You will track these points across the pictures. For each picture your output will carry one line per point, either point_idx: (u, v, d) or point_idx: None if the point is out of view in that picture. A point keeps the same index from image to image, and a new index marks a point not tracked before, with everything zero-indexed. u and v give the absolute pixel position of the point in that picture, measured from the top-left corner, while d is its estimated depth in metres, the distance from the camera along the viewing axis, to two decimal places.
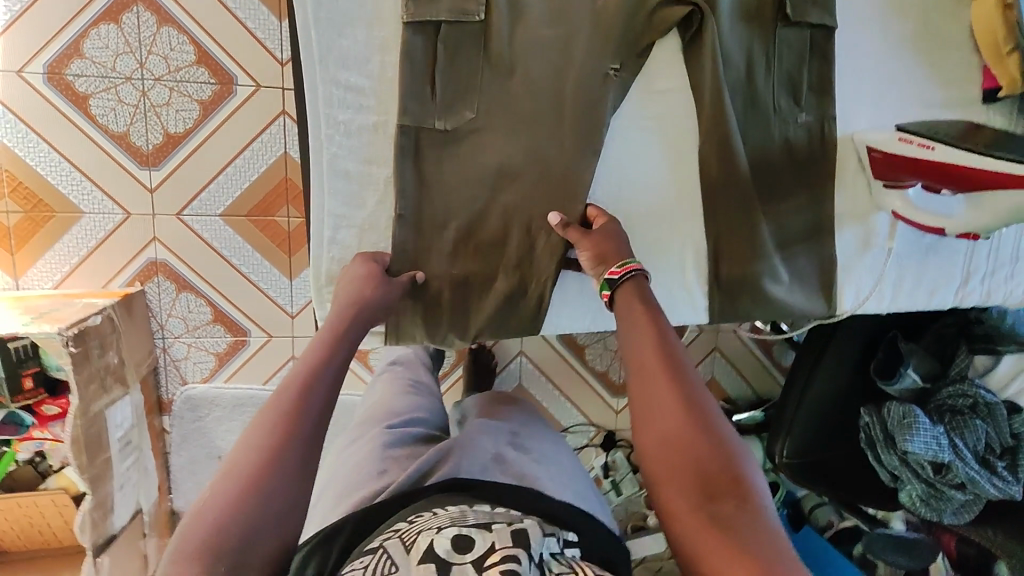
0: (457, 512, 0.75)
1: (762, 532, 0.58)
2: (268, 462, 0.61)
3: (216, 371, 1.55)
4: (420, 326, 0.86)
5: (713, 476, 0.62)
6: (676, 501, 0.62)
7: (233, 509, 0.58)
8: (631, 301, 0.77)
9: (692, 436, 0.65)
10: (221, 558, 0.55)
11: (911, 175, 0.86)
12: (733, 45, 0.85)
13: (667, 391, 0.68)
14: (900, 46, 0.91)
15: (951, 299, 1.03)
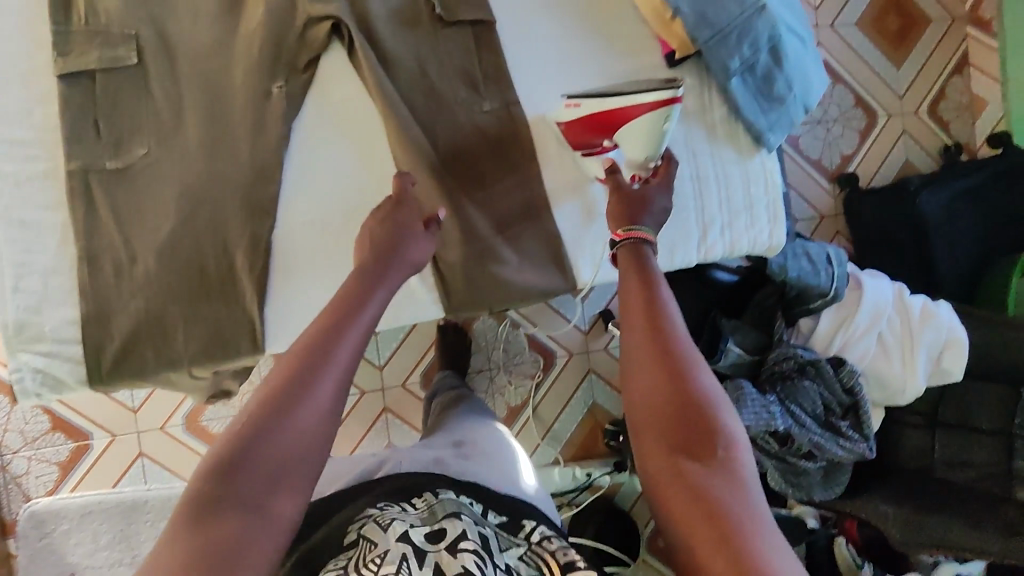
0: (427, 510, 0.76)
1: (737, 487, 0.64)
2: (278, 405, 0.62)
3: (61, 481, 1.50)
4: (124, 365, 0.84)
5: (682, 424, 0.67)
6: (649, 450, 0.68)
7: (269, 437, 0.61)
8: (628, 262, 0.79)
9: (666, 384, 0.69)
10: (229, 498, 0.58)
11: (588, 141, 0.93)
12: (397, 48, 0.91)
13: (654, 346, 0.72)
14: (569, 30, 1.00)
15: (696, 256, 1.06)
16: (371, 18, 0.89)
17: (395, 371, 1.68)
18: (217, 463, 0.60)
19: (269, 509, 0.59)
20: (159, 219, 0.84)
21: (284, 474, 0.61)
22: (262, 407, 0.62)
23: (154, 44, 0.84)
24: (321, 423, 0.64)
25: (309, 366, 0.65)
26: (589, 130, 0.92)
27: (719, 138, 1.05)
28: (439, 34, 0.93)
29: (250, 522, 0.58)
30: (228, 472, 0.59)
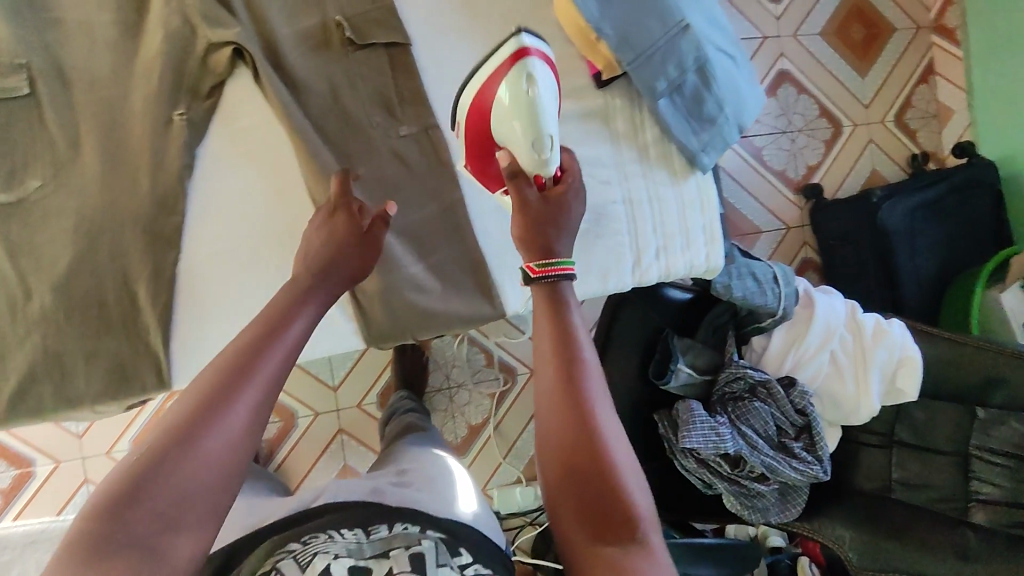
0: (354, 539, 0.71)
1: (649, 561, 0.60)
2: (176, 447, 0.55)
3: (4, 509, 1.47)
4: (20, 405, 0.81)
5: (599, 482, 0.62)
6: (565, 513, 0.63)
7: (164, 490, 0.54)
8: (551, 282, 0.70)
9: (585, 434, 0.63)
10: (117, 552, 0.50)
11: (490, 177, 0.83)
12: (307, 74, 0.89)
13: (578, 388, 0.65)
14: (491, 50, 0.97)
15: (630, 280, 1.03)
16: (278, 45, 0.88)
17: (350, 391, 1.64)
18: (109, 515, 0.52)
19: (161, 551, 0.52)
20: (55, 253, 0.81)
21: (195, 532, 0.54)
22: (165, 453, 0.55)
23: (48, 74, 0.81)
24: (237, 474, 0.57)
25: (217, 400, 0.58)
26: (481, 163, 0.82)
27: (651, 160, 1.03)
28: (350, 57, 0.91)
29: (147, 568, 0.51)
30: (120, 524, 0.52)
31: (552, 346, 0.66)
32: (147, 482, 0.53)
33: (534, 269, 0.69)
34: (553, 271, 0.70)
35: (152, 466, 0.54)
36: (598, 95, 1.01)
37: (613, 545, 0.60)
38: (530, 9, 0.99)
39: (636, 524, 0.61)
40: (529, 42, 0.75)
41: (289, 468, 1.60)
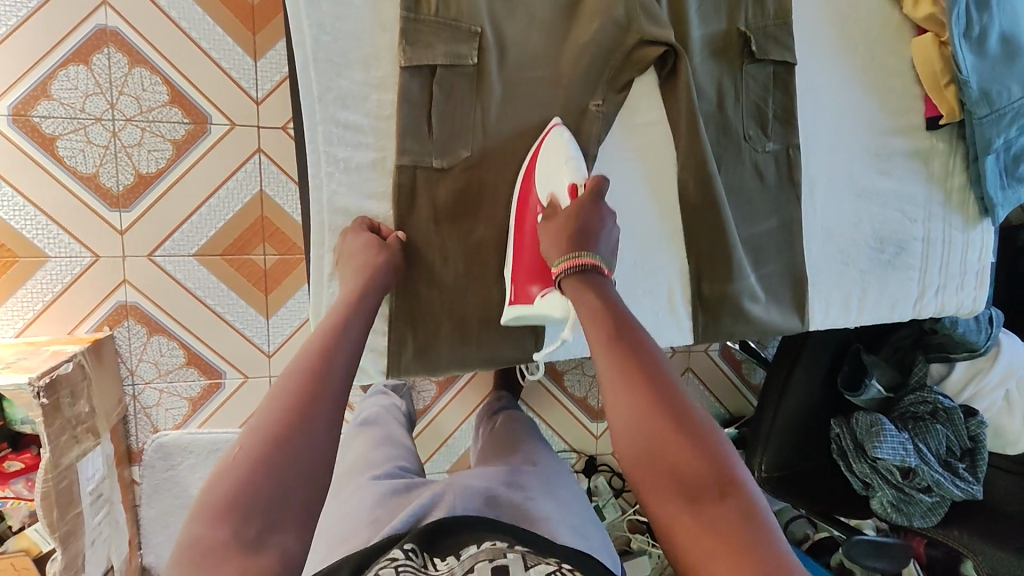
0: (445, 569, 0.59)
1: (769, 536, 0.48)
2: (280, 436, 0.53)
3: (190, 416, 1.49)
4: (415, 358, 0.85)
5: (702, 484, 0.52)
6: (662, 507, 0.52)
7: (257, 469, 0.51)
8: (579, 296, 0.69)
9: (678, 437, 0.54)
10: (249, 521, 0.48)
11: (545, 276, 0.79)
12: (704, 78, 0.91)
13: (639, 394, 0.58)
14: (849, 79, 1.00)
15: (910, 311, 1.11)
16: (690, 47, 0.89)
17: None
18: (219, 501, 0.49)
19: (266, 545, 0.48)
20: (473, 223, 0.84)
21: (280, 515, 0.50)
22: (259, 443, 0.52)
23: (494, 44, 0.81)
24: (289, 449, 0.53)
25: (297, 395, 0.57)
26: (534, 260, 0.80)
27: (952, 205, 1.09)
28: (743, 69, 0.93)
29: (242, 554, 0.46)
30: (229, 511, 0.49)
31: (609, 364, 0.61)
32: (235, 467, 0.51)
33: (562, 270, 0.71)
34: (570, 272, 0.71)
35: (229, 467, 0.51)
36: (926, 136, 1.06)
37: (740, 550, 0.47)
38: (889, 44, 1.02)
39: (760, 524, 0.49)
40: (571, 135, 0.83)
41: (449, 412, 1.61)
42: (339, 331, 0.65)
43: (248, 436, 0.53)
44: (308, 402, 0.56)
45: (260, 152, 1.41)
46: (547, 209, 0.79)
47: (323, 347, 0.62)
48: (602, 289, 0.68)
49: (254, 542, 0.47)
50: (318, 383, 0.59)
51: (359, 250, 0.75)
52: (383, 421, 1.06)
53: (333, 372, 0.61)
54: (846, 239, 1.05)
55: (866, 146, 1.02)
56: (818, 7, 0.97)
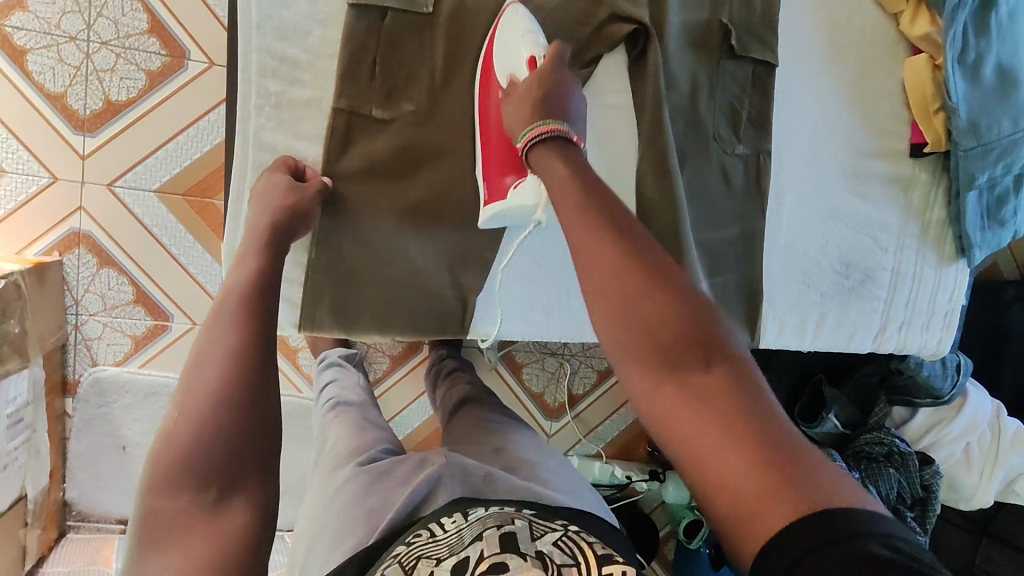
0: (453, 527, 0.58)
1: (752, 390, 0.48)
2: (216, 392, 0.54)
3: (132, 355, 1.46)
4: (328, 313, 0.81)
5: (680, 342, 0.50)
6: (645, 377, 0.51)
7: (199, 430, 0.53)
8: (548, 161, 0.64)
9: (657, 290, 0.52)
10: (208, 485, 0.52)
11: (518, 165, 0.73)
12: (678, 68, 0.87)
13: (611, 249, 0.55)
14: (835, 91, 0.95)
15: (869, 344, 1.06)
16: (666, 32, 0.84)
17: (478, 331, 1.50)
18: (169, 471, 0.51)
19: (223, 511, 0.51)
20: (410, 183, 0.81)
21: (230, 471, 0.53)
22: (198, 413, 0.53)
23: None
24: (227, 408, 0.54)
25: (227, 344, 0.57)
26: (502, 146, 0.74)
27: (927, 240, 1.04)
28: (721, 64, 0.89)
29: (205, 518, 0.51)
30: (182, 480, 0.51)
31: (571, 223, 0.57)
32: (174, 437, 0.53)
33: (526, 142, 0.67)
34: (532, 142, 0.66)
35: (172, 434, 0.53)
36: (908, 164, 1.01)
37: (722, 397, 0.47)
38: (881, 61, 0.97)
39: (739, 376, 0.49)
40: (528, 13, 0.77)
41: (400, 389, 1.57)
42: (261, 274, 0.64)
43: (184, 404, 0.54)
44: (238, 355, 0.56)
45: None
46: (504, 87, 0.73)
47: (242, 293, 0.61)
48: (569, 154, 0.63)
49: (215, 504, 0.51)
50: (245, 329, 0.58)
51: (276, 191, 0.72)
52: (353, 399, 1.00)
53: (256, 315, 0.60)
54: (810, 258, 1.00)
55: (843, 163, 0.98)
56: (809, 11, 0.93)
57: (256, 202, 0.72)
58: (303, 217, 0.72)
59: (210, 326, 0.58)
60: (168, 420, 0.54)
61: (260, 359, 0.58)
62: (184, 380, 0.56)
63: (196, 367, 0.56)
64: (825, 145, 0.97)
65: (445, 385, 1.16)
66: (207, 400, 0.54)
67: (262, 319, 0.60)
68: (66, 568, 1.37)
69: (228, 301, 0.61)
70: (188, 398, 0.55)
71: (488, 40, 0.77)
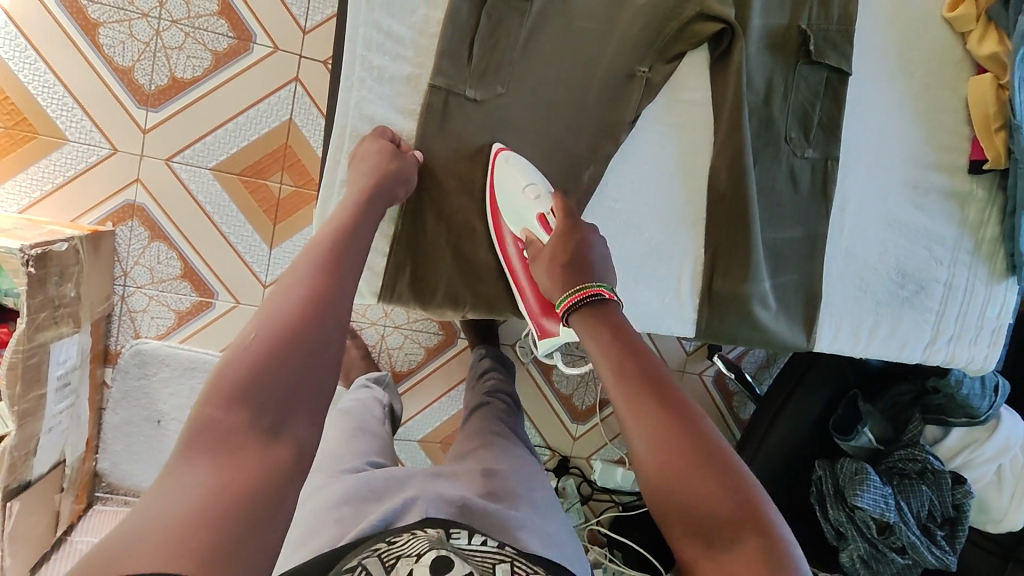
0: (435, 538, 0.62)
1: None
2: (298, 324, 0.56)
3: (174, 330, 1.47)
4: (408, 284, 0.83)
5: (728, 520, 0.50)
6: (688, 551, 0.51)
7: (274, 357, 0.53)
8: (592, 326, 0.65)
9: (705, 469, 0.53)
10: (265, 412, 0.52)
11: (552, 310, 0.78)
12: (757, 69, 0.90)
13: (659, 415, 0.56)
14: (902, 102, 0.98)
15: (918, 355, 1.08)
16: (748, 33, 0.87)
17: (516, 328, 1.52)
18: (234, 385, 0.52)
19: (275, 441, 0.51)
20: None
21: (288, 403, 0.53)
22: (277, 342, 0.54)
23: None
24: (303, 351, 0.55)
25: (313, 288, 0.59)
26: (536, 296, 0.79)
27: (980, 256, 1.06)
28: (796, 69, 0.91)
29: (257, 440, 0.50)
30: (243, 396, 0.51)
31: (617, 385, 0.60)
32: (248, 354, 0.53)
33: (563, 308, 0.69)
34: (575, 306, 0.68)
35: (243, 354, 0.53)
36: (967, 180, 1.03)
37: None
38: (947, 77, 1.00)
39: (782, 566, 0.48)
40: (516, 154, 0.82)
41: (433, 379, 1.58)
42: (348, 229, 0.68)
43: (262, 329, 0.55)
44: (321, 299, 0.59)
45: (296, 82, 1.42)
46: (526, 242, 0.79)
47: (332, 247, 0.64)
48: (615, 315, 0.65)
49: (269, 430, 0.51)
50: (329, 279, 0.61)
51: (372, 158, 0.74)
52: (361, 408, 1.02)
53: (342, 268, 0.63)
54: (867, 266, 1.02)
55: (905, 173, 1.00)
56: (882, 23, 0.96)
57: (354, 168, 0.75)
58: (396, 183, 0.74)
59: (299, 267, 0.61)
60: (243, 339, 0.55)
61: (339, 308, 0.60)
62: (263, 306, 0.58)
63: (277, 297, 0.58)
64: (888, 155, 0.99)
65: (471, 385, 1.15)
66: (291, 329, 0.55)
67: (344, 275, 0.63)
68: (95, 538, 1.42)
69: (313, 252, 0.64)
70: (267, 322, 0.56)
71: (495, 222, 0.83)
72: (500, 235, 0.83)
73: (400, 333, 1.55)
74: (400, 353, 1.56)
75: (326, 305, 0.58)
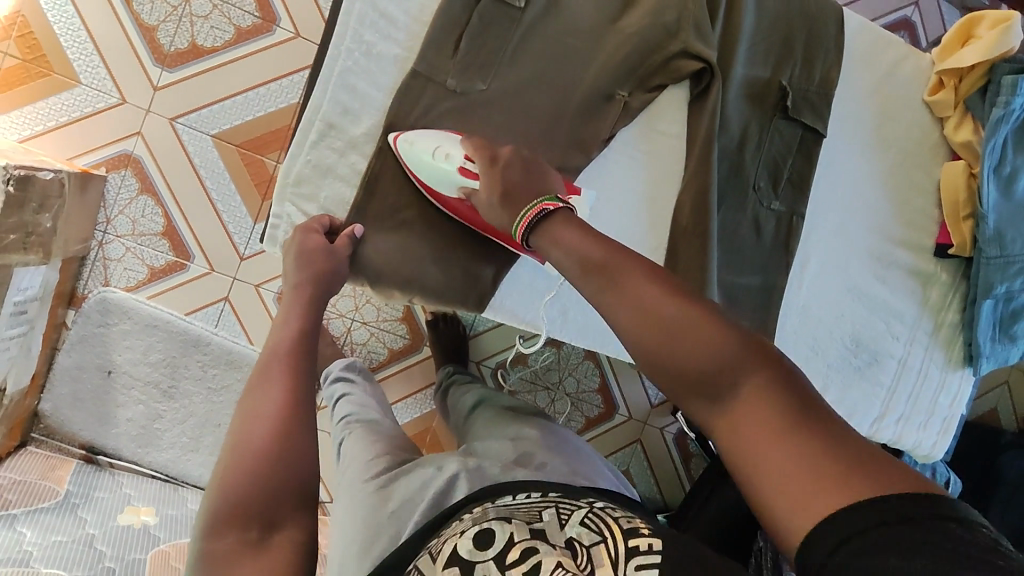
0: (480, 508, 0.62)
1: (797, 397, 0.51)
2: (274, 437, 0.63)
3: (144, 284, 1.48)
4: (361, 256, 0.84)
5: (721, 365, 0.53)
6: (696, 405, 0.54)
7: (255, 474, 0.60)
8: (562, 222, 0.67)
9: (701, 325, 0.55)
10: (254, 523, 0.58)
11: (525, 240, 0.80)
12: (735, 114, 0.92)
13: (654, 288, 0.58)
14: (874, 174, 1.01)
15: (865, 429, 1.06)
16: (730, 77, 0.90)
17: (483, 345, 1.52)
18: (225, 510, 0.57)
19: (269, 545, 0.57)
20: None
21: (278, 505, 0.59)
22: (250, 463, 0.61)
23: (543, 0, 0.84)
24: (272, 462, 0.61)
25: (282, 401, 0.66)
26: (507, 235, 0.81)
27: (937, 340, 1.07)
28: (773, 121, 0.94)
29: (253, 551, 0.56)
30: (234, 518, 0.57)
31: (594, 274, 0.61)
32: (233, 481, 0.59)
33: (522, 229, 0.69)
34: (534, 222, 0.68)
35: (227, 482, 0.59)
36: (932, 262, 1.04)
37: (771, 423, 0.50)
38: (921, 159, 1.02)
39: (780, 388, 0.52)
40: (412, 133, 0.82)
41: (391, 382, 1.56)
42: (306, 342, 0.74)
43: (239, 454, 0.61)
44: (292, 409, 0.66)
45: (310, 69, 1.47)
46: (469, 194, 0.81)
47: (290, 359, 0.71)
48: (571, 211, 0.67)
49: (260, 539, 0.57)
50: (294, 389, 0.68)
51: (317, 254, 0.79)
52: (364, 409, 1.02)
53: (298, 373, 0.70)
54: (823, 329, 1.02)
55: (870, 243, 1.02)
56: (863, 96, 0.99)
57: (297, 268, 0.80)
58: None
59: (263, 383, 0.68)
60: (225, 467, 0.61)
61: (306, 411, 0.67)
62: (237, 430, 0.64)
63: (249, 418, 0.64)
64: (856, 222, 1.01)
65: (457, 394, 1.18)
66: (266, 445, 0.62)
67: (304, 377, 0.70)
68: (18, 476, 1.31)
69: (273, 365, 0.70)
70: (243, 447, 0.62)
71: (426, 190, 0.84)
72: (444, 202, 0.84)
73: (367, 329, 1.54)
74: (362, 349, 1.54)
75: (294, 412, 0.65)
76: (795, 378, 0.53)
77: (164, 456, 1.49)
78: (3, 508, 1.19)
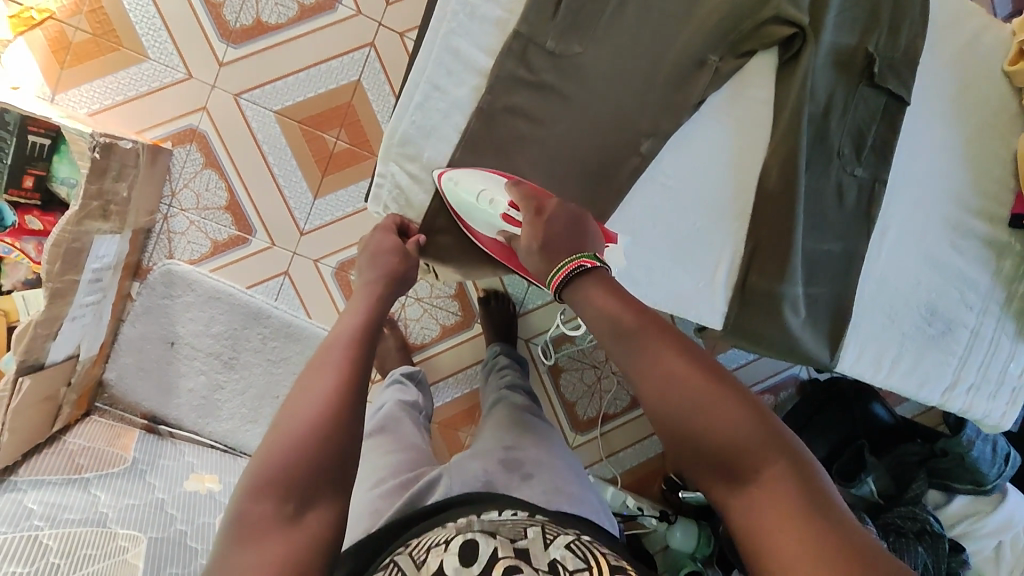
0: (465, 520, 0.62)
1: (811, 490, 0.52)
2: (321, 413, 0.60)
3: (206, 258, 1.51)
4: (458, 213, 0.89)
5: (737, 446, 0.54)
6: (715, 488, 0.55)
7: (300, 448, 0.58)
8: (584, 279, 0.65)
9: (721, 402, 0.55)
10: (290, 497, 0.56)
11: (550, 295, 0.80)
12: (822, 82, 0.94)
13: (670, 357, 0.57)
14: (954, 143, 1.01)
15: (936, 398, 1.07)
16: (819, 43, 0.91)
17: (532, 323, 1.53)
18: (261, 480, 0.56)
19: (299, 523, 0.55)
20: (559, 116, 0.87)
21: (315, 482, 0.57)
22: (296, 434, 0.59)
23: None
24: (317, 441, 0.59)
25: (338, 378, 0.64)
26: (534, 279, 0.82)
27: (1010, 310, 1.07)
28: (858, 88, 0.95)
29: (282, 523, 0.55)
30: (272, 486, 0.56)
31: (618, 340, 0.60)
32: (273, 452, 0.57)
33: (554, 285, 0.67)
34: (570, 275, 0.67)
35: (270, 450, 0.58)
36: (1006, 232, 1.04)
37: (789, 514, 0.51)
38: (999, 130, 1.03)
39: (799, 480, 0.52)
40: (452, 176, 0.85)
41: (442, 359, 1.53)
42: (365, 323, 0.72)
43: (286, 425, 0.60)
44: (345, 389, 0.63)
45: (371, 47, 1.49)
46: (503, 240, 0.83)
47: (349, 341, 0.69)
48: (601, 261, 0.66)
49: (293, 514, 0.55)
50: (349, 372, 0.65)
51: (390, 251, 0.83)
52: (401, 401, 1.07)
53: (356, 362, 0.66)
54: (898, 298, 1.03)
55: (950, 212, 1.02)
56: (945, 65, 1.00)
57: (369, 258, 0.83)
58: None
59: (323, 356, 0.66)
60: (273, 434, 0.59)
61: (359, 394, 0.64)
62: (288, 401, 0.62)
63: (304, 392, 0.63)
64: (934, 191, 1.02)
65: (495, 378, 1.19)
66: (313, 424, 0.59)
67: (362, 366, 0.67)
68: (88, 442, 1.34)
69: (335, 345, 0.68)
70: (289, 419, 0.60)
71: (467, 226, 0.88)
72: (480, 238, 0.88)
73: (420, 305, 1.53)
74: (416, 325, 1.52)
75: (347, 392, 0.63)
76: (806, 461, 0.54)
77: (223, 427, 1.51)
78: (77, 472, 1.21)
